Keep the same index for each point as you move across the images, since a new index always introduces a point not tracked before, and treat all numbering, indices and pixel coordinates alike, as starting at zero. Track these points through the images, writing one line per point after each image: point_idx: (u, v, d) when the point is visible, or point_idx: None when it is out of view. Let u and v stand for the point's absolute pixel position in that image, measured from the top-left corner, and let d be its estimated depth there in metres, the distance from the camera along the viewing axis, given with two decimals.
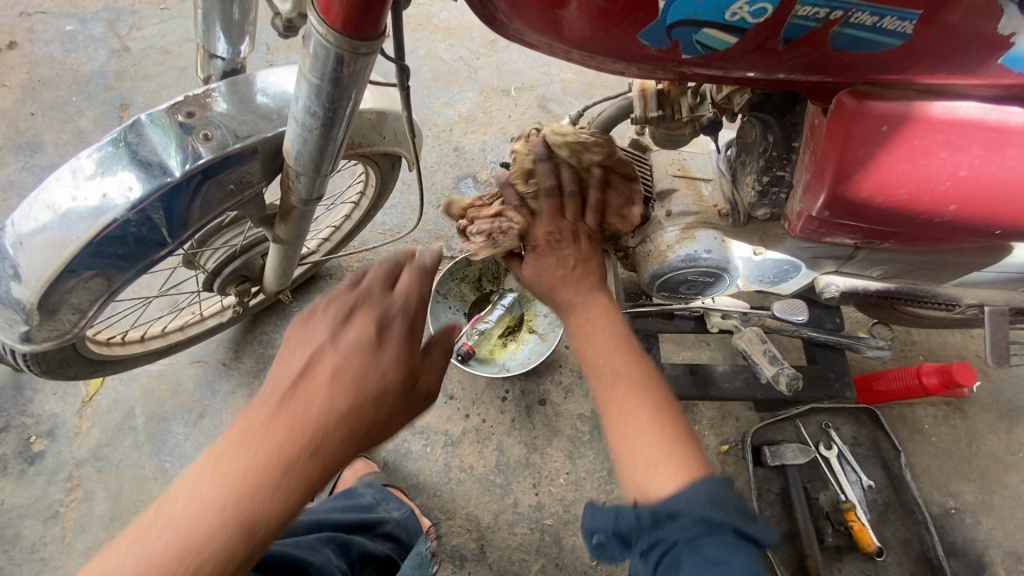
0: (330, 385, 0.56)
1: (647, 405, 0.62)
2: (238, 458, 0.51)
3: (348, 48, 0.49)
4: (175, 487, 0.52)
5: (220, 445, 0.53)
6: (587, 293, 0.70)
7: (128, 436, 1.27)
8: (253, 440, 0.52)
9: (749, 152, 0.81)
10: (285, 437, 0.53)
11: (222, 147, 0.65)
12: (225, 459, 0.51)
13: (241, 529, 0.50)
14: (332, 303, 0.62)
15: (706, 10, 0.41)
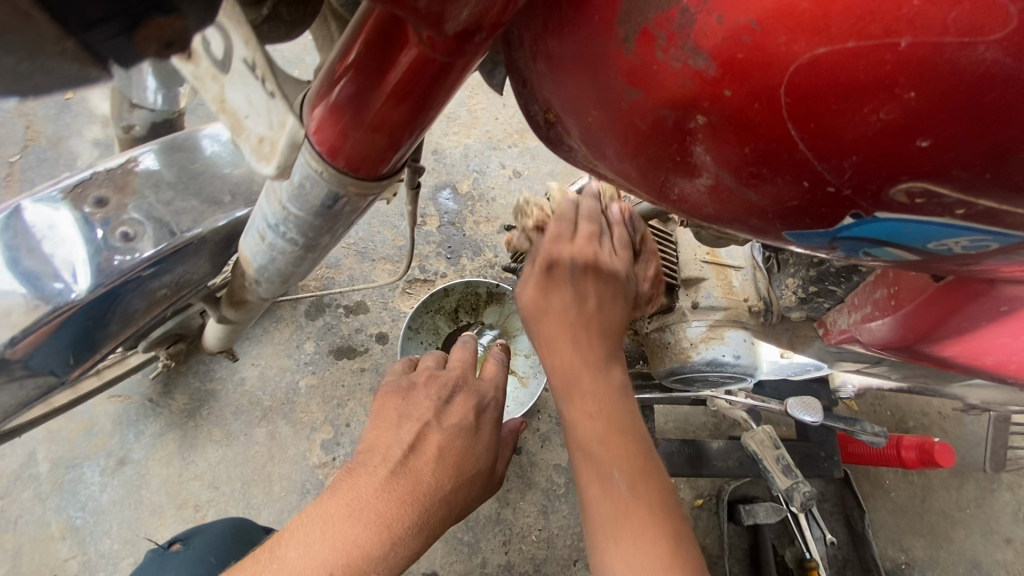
0: (443, 454, 0.61)
1: (645, 525, 0.53)
2: (360, 531, 0.53)
3: (355, 187, 0.33)
4: (297, 526, 0.55)
5: (334, 506, 0.55)
6: (592, 344, 0.57)
7: (29, 486, 1.07)
8: (370, 508, 0.55)
9: (794, 252, 0.70)
10: (401, 504, 0.55)
11: (154, 247, 0.46)
12: (338, 523, 0.54)
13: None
14: (431, 382, 0.68)
15: (910, 237, 0.31)
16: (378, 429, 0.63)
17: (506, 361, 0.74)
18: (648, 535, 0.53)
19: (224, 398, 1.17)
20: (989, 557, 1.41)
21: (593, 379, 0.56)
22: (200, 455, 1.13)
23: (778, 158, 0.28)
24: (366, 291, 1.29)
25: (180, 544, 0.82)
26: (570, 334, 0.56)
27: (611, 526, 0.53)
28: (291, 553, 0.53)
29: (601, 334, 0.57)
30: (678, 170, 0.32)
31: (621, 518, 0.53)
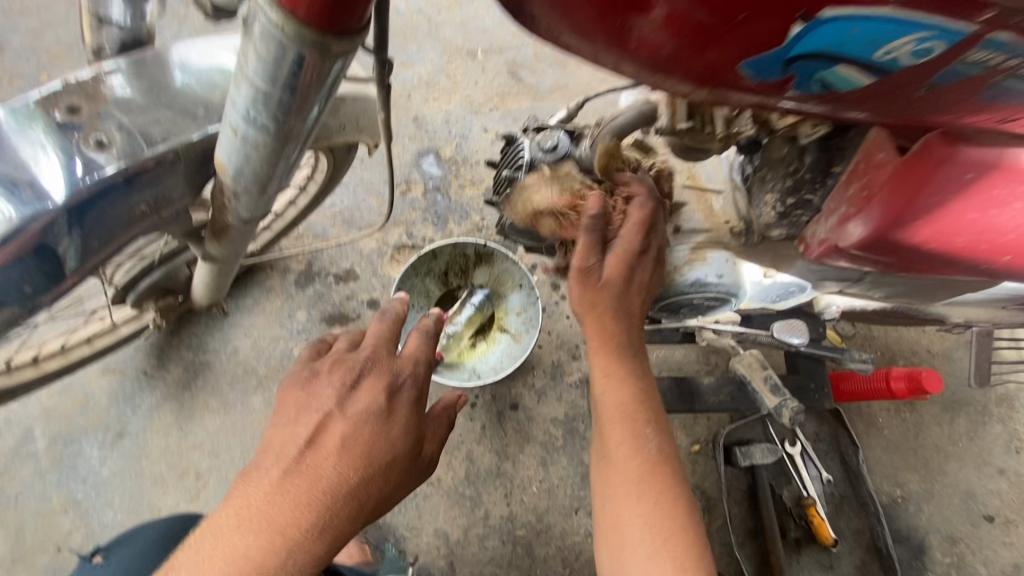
0: (337, 452, 0.60)
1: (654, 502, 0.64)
2: (253, 542, 0.55)
3: (315, 46, 0.34)
4: (196, 541, 0.56)
5: (226, 518, 0.56)
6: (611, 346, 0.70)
7: (28, 463, 1.07)
8: (264, 513, 0.56)
9: (771, 167, 0.69)
10: (290, 511, 0.56)
11: (125, 157, 0.47)
12: (233, 543, 0.55)
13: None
14: (338, 367, 0.66)
15: (856, 45, 0.29)
16: (280, 431, 0.62)
17: (432, 334, 0.73)
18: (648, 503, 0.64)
19: (218, 368, 1.17)
20: (984, 488, 1.44)
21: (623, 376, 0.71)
22: (198, 425, 1.13)
23: None
24: (355, 258, 1.29)
25: (102, 555, 0.79)
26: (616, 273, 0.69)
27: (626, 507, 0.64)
28: (192, 564, 0.54)
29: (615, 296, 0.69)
30: (630, 8, 0.31)
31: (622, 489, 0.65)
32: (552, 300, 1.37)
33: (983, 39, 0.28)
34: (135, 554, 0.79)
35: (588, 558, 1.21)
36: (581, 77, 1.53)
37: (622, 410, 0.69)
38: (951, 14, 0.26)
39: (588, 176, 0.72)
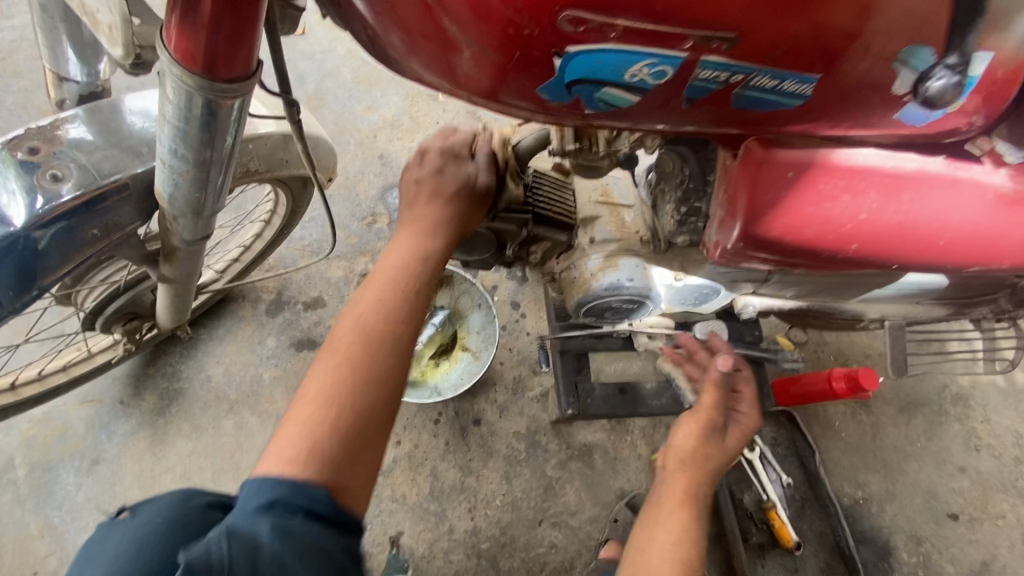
0: (409, 283, 0.69)
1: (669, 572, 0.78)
2: (353, 342, 0.64)
3: (211, 90, 0.43)
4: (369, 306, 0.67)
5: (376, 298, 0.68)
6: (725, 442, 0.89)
7: (7, 490, 1.12)
8: (363, 311, 0.66)
9: (668, 180, 0.80)
10: (372, 311, 0.66)
11: (80, 188, 0.56)
12: (342, 354, 0.63)
13: (379, 379, 0.63)
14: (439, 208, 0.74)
15: (606, 72, 0.38)
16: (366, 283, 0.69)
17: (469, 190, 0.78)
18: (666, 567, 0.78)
19: (191, 394, 1.24)
20: (945, 487, 1.46)
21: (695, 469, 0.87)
22: (171, 449, 1.19)
23: (485, 17, 0.36)
24: (322, 286, 1.38)
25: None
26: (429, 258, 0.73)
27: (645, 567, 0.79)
28: (320, 370, 0.63)
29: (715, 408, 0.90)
30: (447, 50, 0.41)
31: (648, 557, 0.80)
32: (512, 319, 1.44)
33: (701, 61, 0.37)
34: None
35: (553, 568, 1.25)
36: None
37: (667, 520, 0.83)
38: (661, 45, 0.36)
39: (504, 196, 0.81)
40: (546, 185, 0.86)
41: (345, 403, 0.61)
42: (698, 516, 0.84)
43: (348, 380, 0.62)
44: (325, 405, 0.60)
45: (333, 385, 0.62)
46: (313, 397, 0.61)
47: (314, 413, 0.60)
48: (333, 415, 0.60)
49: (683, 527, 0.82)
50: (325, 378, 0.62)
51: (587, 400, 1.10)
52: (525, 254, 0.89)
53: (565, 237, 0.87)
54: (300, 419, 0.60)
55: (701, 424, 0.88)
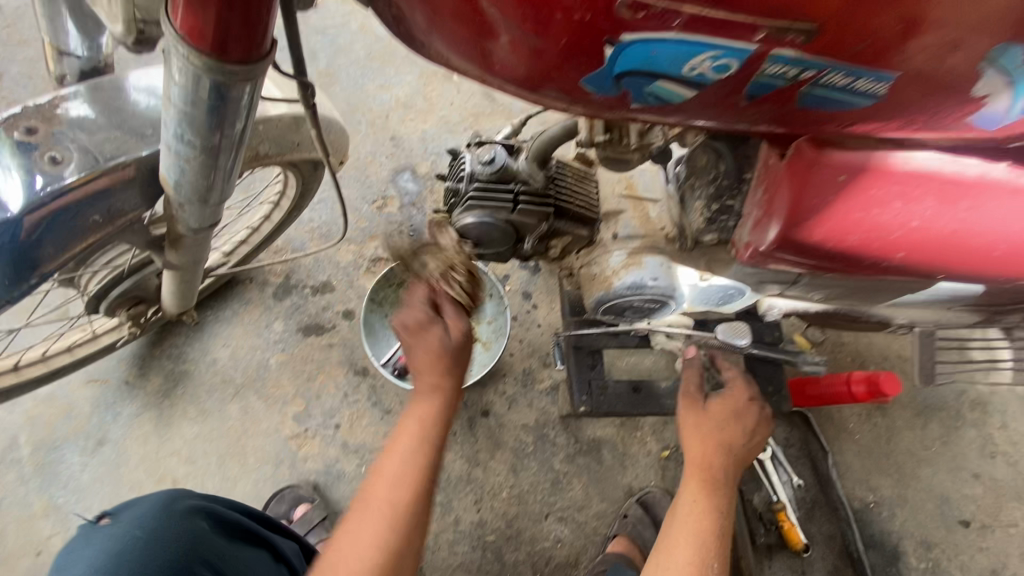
0: (440, 379, 0.72)
1: (697, 540, 0.80)
2: (384, 522, 0.63)
3: (222, 73, 0.40)
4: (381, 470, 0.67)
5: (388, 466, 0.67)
6: (757, 426, 0.90)
7: (12, 469, 1.11)
8: (394, 469, 0.66)
9: (698, 175, 0.75)
10: (395, 487, 0.65)
11: (81, 171, 0.53)
12: (386, 484, 0.65)
13: (417, 511, 0.65)
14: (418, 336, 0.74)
15: (662, 63, 0.34)
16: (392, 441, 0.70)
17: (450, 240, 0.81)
18: (696, 536, 0.81)
19: (197, 378, 1.22)
20: (958, 493, 1.44)
21: (716, 444, 0.88)
22: (176, 433, 1.18)
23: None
24: (331, 271, 1.34)
25: (111, 517, 0.70)
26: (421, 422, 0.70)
27: (675, 537, 0.81)
28: (355, 520, 0.64)
29: (746, 402, 0.91)
30: (482, 33, 0.37)
31: (684, 528, 0.82)
32: (523, 310, 1.41)
33: (771, 54, 0.33)
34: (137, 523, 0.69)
35: (557, 563, 1.24)
36: None
37: (687, 526, 0.82)
38: (729, 35, 0.32)
39: (525, 187, 0.77)
40: (569, 176, 0.82)
41: (388, 534, 0.63)
42: (721, 519, 0.83)
43: (389, 550, 0.62)
44: (372, 565, 0.62)
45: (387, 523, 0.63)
46: (350, 551, 0.62)
47: (350, 571, 0.61)
48: (387, 558, 0.62)
49: (697, 529, 0.81)
50: (365, 553, 0.62)
51: (600, 397, 1.07)
52: (544, 249, 0.85)
53: (587, 232, 0.83)
54: (336, 573, 0.61)
55: (716, 435, 0.88)
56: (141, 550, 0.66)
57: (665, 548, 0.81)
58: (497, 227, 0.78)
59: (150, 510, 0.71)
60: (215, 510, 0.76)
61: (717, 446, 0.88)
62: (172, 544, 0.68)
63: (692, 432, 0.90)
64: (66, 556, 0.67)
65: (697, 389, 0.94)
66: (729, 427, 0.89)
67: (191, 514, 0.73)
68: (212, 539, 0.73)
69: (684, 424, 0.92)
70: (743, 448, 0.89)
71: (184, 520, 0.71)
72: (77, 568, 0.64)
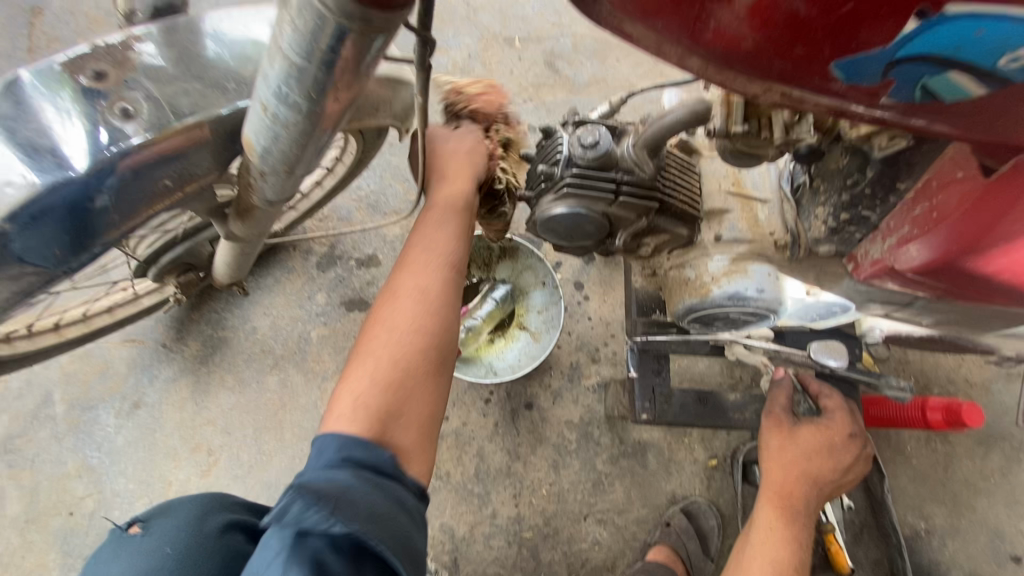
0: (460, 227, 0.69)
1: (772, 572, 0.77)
2: (415, 305, 0.64)
3: (358, 20, 0.31)
4: (422, 233, 0.68)
5: (430, 223, 0.68)
6: (852, 463, 0.82)
7: (46, 426, 1.08)
8: (415, 287, 0.65)
9: (825, 179, 0.66)
10: (426, 276, 0.66)
11: (152, 129, 0.45)
12: (413, 287, 0.65)
13: (443, 345, 0.65)
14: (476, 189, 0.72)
15: (973, 49, 0.29)
16: (418, 230, 0.69)
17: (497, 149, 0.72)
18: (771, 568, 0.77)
19: (235, 346, 1.17)
20: (1015, 528, 1.36)
21: (801, 474, 0.81)
22: (213, 401, 1.13)
23: None
24: (377, 244, 1.27)
25: (140, 526, 0.67)
26: (429, 242, 0.67)
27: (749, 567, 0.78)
28: (379, 338, 0.63)
29: (845, 436, 0.81)
30: None
31: (762, 558, 0.78)
32: (575, 300, 1.33)
33: None
34: (164, 539, 0.64)
35: (593, 566, 1.19)
36: (620, 71, 1.48)
37: (759, 549, 0.79)
38: None
39: (628, 176, 0.68)
40: (674, 167, 0.74)
41: (419, 336, 0.64)
42: (799, 551, 0.79)
43: (422, 334, 0.64)
44: (400, 367, 0.62)
45: (420, 319, 0.64)
46: (382, 346, 0.63)
47: (388, 369, 0.62)
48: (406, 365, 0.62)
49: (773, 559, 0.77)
50: (403, 340, 0.63)
51: (663, 406, 1.00)
52: (635, 247, 0.77)
53: (687, 232, 0.74)
54: (371, 376, 0.61)
55: (802, 464, 0.81)
56: (174, 570, 0.63)
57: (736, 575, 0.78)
58: (593, 218, 0.70)
59: (176, 524, 0.66)
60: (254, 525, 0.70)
61: (801, 476, 0.81)
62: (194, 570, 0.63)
63: (773, 455, 0.83)
64: (94, 568, 0.65)
65: (784, 410, 0.86)
66: (818, 457, 0.81)
67: (227, 529, 0.67)
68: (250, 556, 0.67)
69: (767, 443, 0.85)
70: (830, 479, 0.82)
71: (216, 538, 0.65)
72: None
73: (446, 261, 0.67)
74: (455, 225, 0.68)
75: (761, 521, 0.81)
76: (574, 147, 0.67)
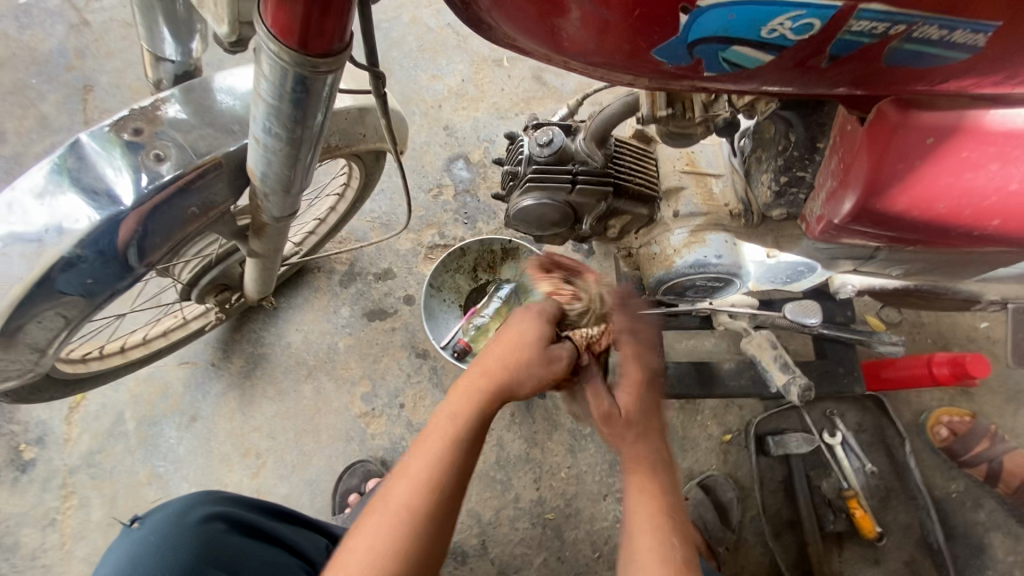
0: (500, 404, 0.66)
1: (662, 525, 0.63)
2: (415, 497, 0.58)
3: (307, 66, 0.42)
4: (456, 396, 0.65)
5: (469, 384, 0.65)
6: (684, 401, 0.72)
7: (119, 441, 1.23)
8: (436, 471, 0.60)
9: (765, 148, 0.73)
10: (439, 465, 0.60)
11: (179, 167, 0.58)
12: (428, 451, 0.61)
13: (437, 537, 0.59)
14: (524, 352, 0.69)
15: (739, 28, 0.35)
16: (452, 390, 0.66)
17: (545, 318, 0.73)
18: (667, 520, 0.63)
19: (274, 360, 1.30)
20: None
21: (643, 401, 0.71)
22: (257, 410, 1.27)
23: None
24: (392, 258, 1.40)
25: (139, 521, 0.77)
26: (455, 411, 0.63)
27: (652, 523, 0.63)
28: (376, 520, 0.58)
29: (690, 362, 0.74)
30: (551, 12, 0.38)
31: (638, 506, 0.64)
32: None
33: (857, 11, 0.33)
34: (160, 526, 0.75)
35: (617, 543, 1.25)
36: None
37: (646, 499, 0.65)
38: None
39: (583, 167, 0.77)
40: (629, 154, 0.83)
41: (400, 536, 0.57)
42: (637, 497, 0.65)
43: (413, 526, 0.57)
44: (381, 561, 0.56)
45: (411, 506, 0.58)
46: (376, 533, 0.57)
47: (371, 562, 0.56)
48: (402, 561, 0.56)
49: (672, 504, 0.65)
50: (387, 525, 0.57)
51: (660, 379, 1.06)
52: (602, 230, 0.85)
53: (647, 211, 0.82)
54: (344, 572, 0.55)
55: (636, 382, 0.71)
56: (158, 556, 0.72)
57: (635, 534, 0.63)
58: (556, 207, 0.78)
59: (166, 516, 0.76)
60: (236, 513, 0.81)
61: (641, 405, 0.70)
62: (177, 553, 0.73)
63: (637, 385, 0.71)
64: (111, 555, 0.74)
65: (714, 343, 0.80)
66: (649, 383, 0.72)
67: (208, 520, 0.77)
68: (229, 543, 0.78)
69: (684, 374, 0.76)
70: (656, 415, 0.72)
71: (199, 525, 0.76)
72: (106, 568, 0.73)
73: (471, 439, 0.62)
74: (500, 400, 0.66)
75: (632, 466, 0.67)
76: (535, 147, 0.77)
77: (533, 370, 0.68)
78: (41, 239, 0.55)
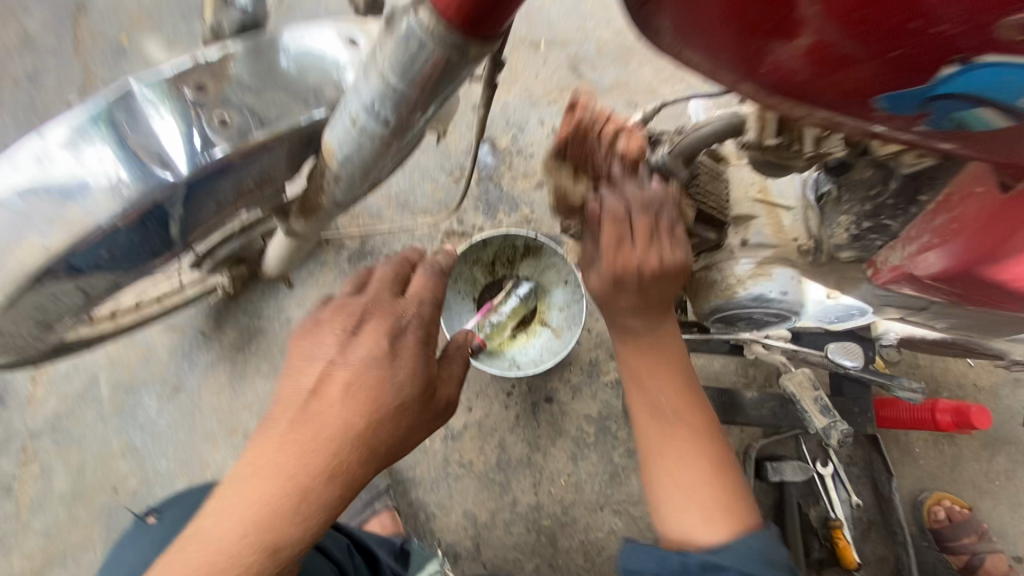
0: (345, 399, 0.59)
1: (707, 468, 0.72)
2: (278, 502, 0.55)
3: (456, 48, 0.36)
4: (310, 409, 0.58)
5: (287, 416, 0.58)
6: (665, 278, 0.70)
7: (91, 408, 1.13)
8: (273, 465, 0.56)
9: (851, 189, 0.68)
10: (299, 465, 0.56)
11: (236, 140, 0.49)
12: (280, 457, 0.56)
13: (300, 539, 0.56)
14: (340, 314, 0.64)
15: (998, 92, 0.33)
16: (298, 409, 0.58)
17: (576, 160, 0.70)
18: (707, 468, 0.72)
19: (270, 336, 1.20)
20: (1017, 530, 1.40)
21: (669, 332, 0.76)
22: (248, 388, 1.18)
23: (880, 3, 0.30)
24: (406, 240, 1.32)
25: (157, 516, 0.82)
26: (308, 421, 0.57)
27: (669, 466, 0.72)
28: (225, 511, 0.56)
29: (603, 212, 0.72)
30: (774, 32, 0.34)
31: (674, 459, 0.72)
32: None
33: None
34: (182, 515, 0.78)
35: (609, 555, 1.24)
36: (643, 77, 1.52)
37: (645, 379, 0.75)
38: None
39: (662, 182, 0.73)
40: (704, 173, 0.78)
41: (250, 548, 0.54)
42: (700, 445, 0.73)
43: (259, 536, 0.54)
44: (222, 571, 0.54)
45: (253, 521, 0.55)
46: (215, 537, 0.55)
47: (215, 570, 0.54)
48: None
49: (682, 391, 0.75)
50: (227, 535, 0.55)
51: None
52: None
53: (715, 236, 0.79)
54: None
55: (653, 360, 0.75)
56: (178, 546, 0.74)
57: (663, 469, 0.73)
58: None
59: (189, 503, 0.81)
60: None
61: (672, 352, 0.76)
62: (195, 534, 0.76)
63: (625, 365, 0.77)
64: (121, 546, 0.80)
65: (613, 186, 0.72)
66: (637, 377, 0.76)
67: None
68: None
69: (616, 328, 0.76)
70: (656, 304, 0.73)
71: None
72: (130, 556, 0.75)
73: (339, 435, 0.57)
74: (355, 400, 0.58)
75: (645, 410, 0.75)
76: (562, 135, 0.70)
77: (380, 396, 0.59)
78: (73, 201, 0.46)
